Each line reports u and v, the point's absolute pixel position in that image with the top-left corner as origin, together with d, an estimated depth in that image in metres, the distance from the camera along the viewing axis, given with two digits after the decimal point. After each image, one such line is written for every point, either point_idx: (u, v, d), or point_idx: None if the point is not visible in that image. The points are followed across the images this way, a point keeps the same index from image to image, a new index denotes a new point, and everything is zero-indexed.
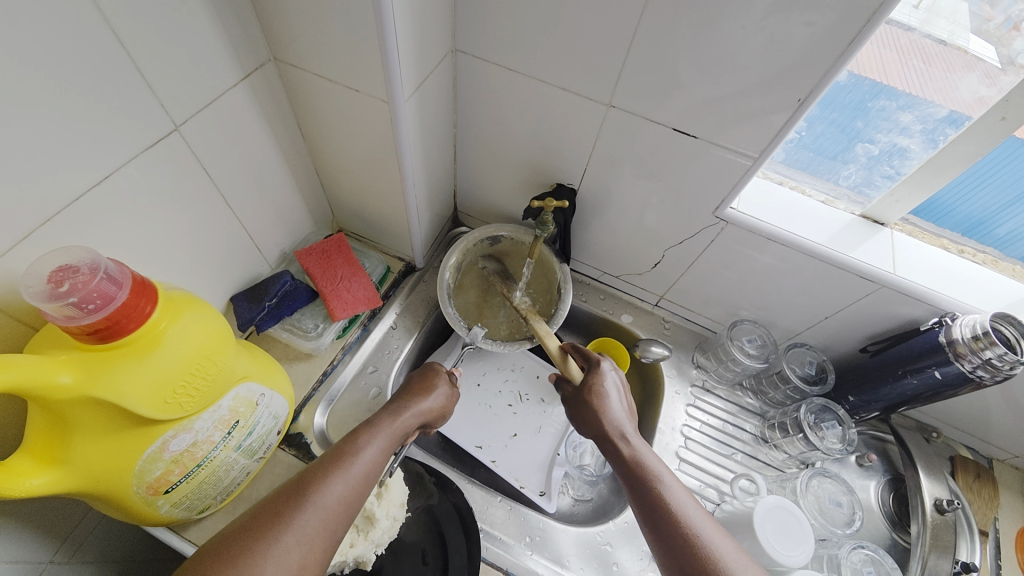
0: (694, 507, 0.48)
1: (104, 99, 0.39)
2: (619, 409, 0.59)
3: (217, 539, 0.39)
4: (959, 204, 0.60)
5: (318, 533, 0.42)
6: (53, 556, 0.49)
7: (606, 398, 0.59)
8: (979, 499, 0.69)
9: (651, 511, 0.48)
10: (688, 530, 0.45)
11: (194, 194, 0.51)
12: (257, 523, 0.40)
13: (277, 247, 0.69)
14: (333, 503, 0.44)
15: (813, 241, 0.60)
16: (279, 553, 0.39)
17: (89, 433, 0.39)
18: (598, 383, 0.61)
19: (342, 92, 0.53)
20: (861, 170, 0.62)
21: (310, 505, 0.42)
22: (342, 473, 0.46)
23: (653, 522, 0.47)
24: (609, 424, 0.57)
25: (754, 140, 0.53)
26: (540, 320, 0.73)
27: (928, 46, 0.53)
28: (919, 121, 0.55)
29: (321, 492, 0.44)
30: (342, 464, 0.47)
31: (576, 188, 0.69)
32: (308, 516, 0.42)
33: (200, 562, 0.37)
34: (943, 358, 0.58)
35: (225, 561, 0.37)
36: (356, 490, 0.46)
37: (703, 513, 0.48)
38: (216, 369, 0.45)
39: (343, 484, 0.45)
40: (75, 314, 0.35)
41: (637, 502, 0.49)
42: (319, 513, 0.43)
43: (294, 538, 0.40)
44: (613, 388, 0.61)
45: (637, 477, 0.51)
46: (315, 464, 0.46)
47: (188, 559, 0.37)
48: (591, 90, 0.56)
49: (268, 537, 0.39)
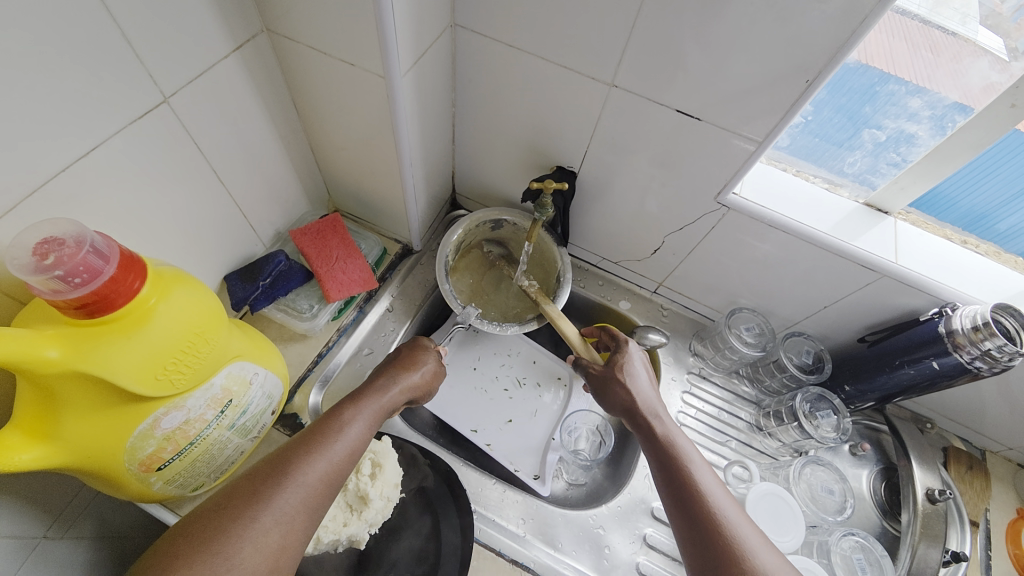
0: (720, 491, 0.48)
1: (90, 67, 0.38)
2: (648, 389, 0.59)
3: (191, 519, 0.39)
4: (962, 197, 0.59)
5: (297, 512, 0.42)
6: (47, 531, 0.49)
7: (635, 376, 0.59)
8: (970, 490, 0.69)
9: (677, 488, 0.48)
10: (711, 508, 0.46)
11: (185, 169, 0.50)
12: (231, 503, 0.40)
13: (272, 227, 0.68)
14: (314, 480, 0.44)
15: (815, 228, 0.59)
16: (256, 533, 0.39)
17: (80, 409, 0.38)
18: (626, 361, 0.60)
19: (337, 66, 0.52)
20: (866, 157, 0.60)
21: (289, 484, 0.42)
22: (323, 450, 0.46)
23: (678, 499, 0.48)
24: (640, 400, 0.57)
25: (759, 124, 0.52)
26: (551, 303, 0.72)
27: (934, 34, 0.52)
28: (927, 107, 0.54)
29: (301, 470, 0.44)
30: (323, 441, 0.47)
31: (576, 171, 0.68)
32: (286, 495, 0.42)
33: (172, 543, 0.37)
34: (942, 349, 0.57)
35: (199, 543, 0.37)
36: (340, 467, 0.46)
37: (725, 492, 0.48)
38: (208, 347, 0.45)
39: (326, 460, 0.45)
40: (61, 288, 0.35)
41: (664, 480, 0.50)
42: (299, 491, 0.43)
43: (271, 519, 0.40)
44: (641, 365, 0.60)
45: (667, 457, 0.51)
46: (296, 442, 0.46)
47: (162, 539, 0.38)
48: (593, 69, 0.54)
49: (244, 516, 0.40)
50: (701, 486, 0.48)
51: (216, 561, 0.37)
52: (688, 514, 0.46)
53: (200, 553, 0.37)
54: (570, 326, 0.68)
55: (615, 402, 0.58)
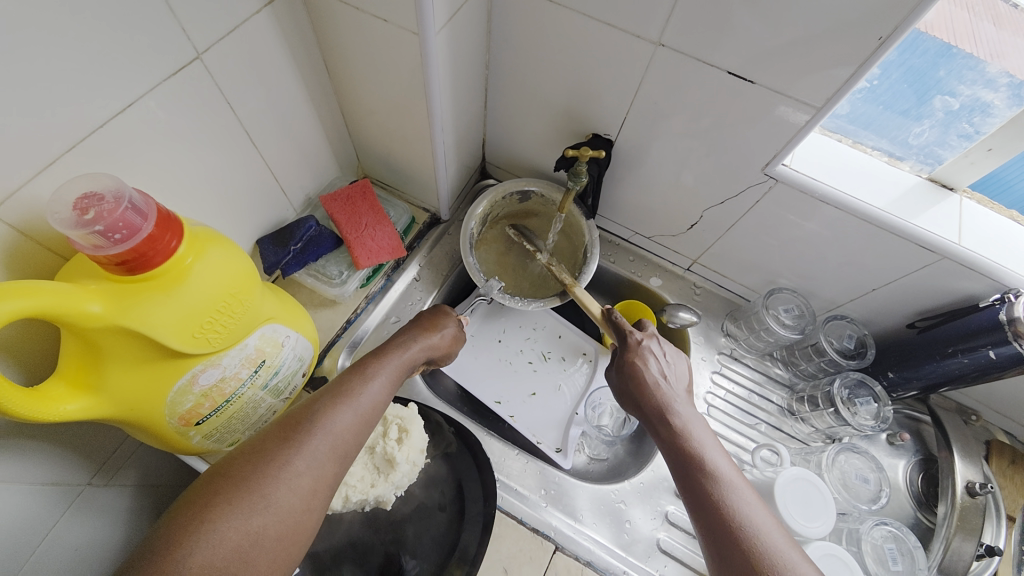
0: (744, 488, 0.46)
1: (123, 22, 0.37)
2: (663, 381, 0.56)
3: (228, 461, 0.40)
4: (1018, 180, 0.54)
5: (328, 458, 0.43)
6: (90, 479, 0.52)
7: (647, 375, 0.56)
8: (1010, 485, 0.66)
9: (694, 487, 0.46)
10: (730, 506, 0.44)
11: (218, 129, 0.50)
12: (265, 448, 0.41)
13: (303, 191, 0.68)
14: (342, 430, 0.45)
15: (870, 204, 0.55)
16: (289, 476, 0.40)
17: (122, 363, 0.39)
18: (635, 360, 0.58)
19: (369, 22, 0.50)
20: (935, 127, 0.55)
21: (318, 432, 0.43)
22: (350, 402, 0.46)
23: (694, 499, 0.46)
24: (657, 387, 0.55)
25: (819, 89, 0.47)
26: (581, 289, 0.68)
27: (1000, 7, 0.48)
28: (1006, 73, 0.48)
29: (329, 419, 0.44)
30: (349, 393, 0.47)
31: (613, 140, 0.65)
32: (316, 442, 0.42)
33: (212, 481, 0.39)
34: (1001, 338, 0.54)
35: (236, 483, 0.38)
36: (365, 418, 0.47)
37: (749, 490, 0.46)
38: (243, 308, 0.45)
39: (352, 412, 0.46)
40: (102, 243, 0.35)
41: (682, 482, 0.48)
42: (328, 438, 0.43)
43: (304, 463, 0.41)
44: (653, 362, 0.57)
45: (684, 459, 0.49)
46: (323, 392, 0.47)
47: (200, 479, 0.39)
48: (638, 27, 0.50)
49: (278, 460, 0.40)
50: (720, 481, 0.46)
51: (254, 499, 0.38)
52: (705, 514, 0.44)
53: (239, 491, 0.38)
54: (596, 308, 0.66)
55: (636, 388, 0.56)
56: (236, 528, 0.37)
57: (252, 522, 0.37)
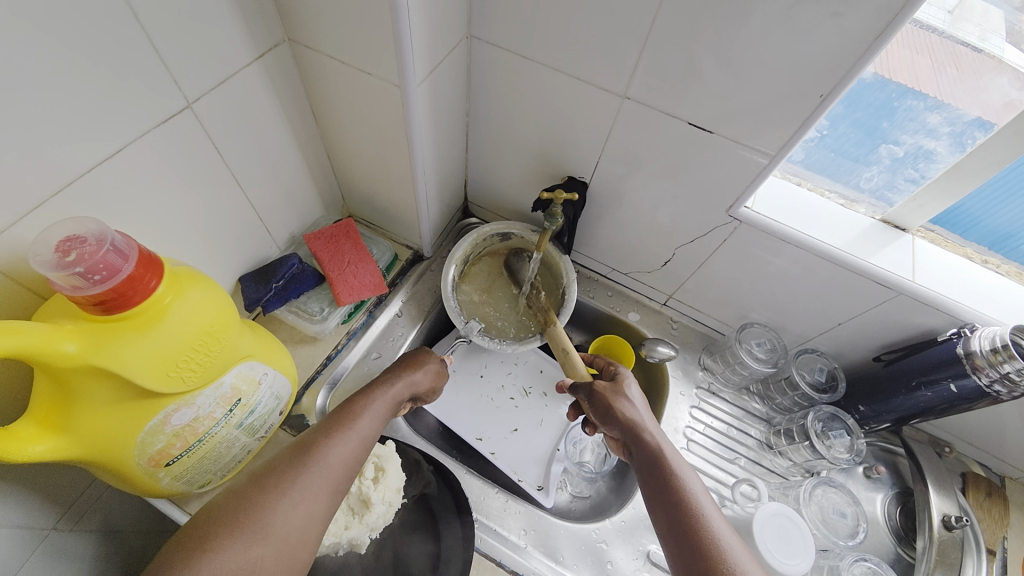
0: (717, 517, 0.46)
1: (118, 74, 0.39)
2: (643, 409, 0.57)
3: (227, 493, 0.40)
4: (984, 216, 0.58)
5: (322, 491, 0.43)
6: (56, 523, 0.51)
7: (629, 400, 0.57)
8: (989, 517, 0.67)
9: (677, 522, 0.46)
10: (711, 536, 0.44)
11: (205, 172, 0.52)
12: (262, 479, 0.41)
13: (287, 230, 0.69)
14: (336, 462, 0.45)
15: (830, 244, 0.58)
16: (285, 507, 0.40)
17: (93, 403, 0.39)
18: (620, 386, 0.59)
19: (354, 74, 0.53)
20: (884, 173, 0.59)
21: (312, 465, 0.43)
22: (343, 435, 0.47)
23: (672, 519, 0.46)
24: (639, 422, 0.55)
25: (772, 138, 0.51)
26: (559, 325, 0.71)
27: (961, 53, 0.52)
28: (947, 123, 0.53)
29: (323, 452, 0.45)
30: (341, 428, 0.47)
31: (587, 182, 0.68)
32: (313, 475, 0.43)
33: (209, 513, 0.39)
34: (960, 371, 0.56)
35: (235, 516, 0.38)
36: (357, 451, 0.47)
37: (724, 521, 0.46)
38: (219, 346, 0.45)
39: (345, 444, 0.46)
40: (80, 284, 0.36)
41: (660, 505, 0.48)
42: (322, 471, 0.43)
43: (299, 495, 0.41)
44: (636, 390, 0.59)
45: (664, 479, 0.49)
46: (318, 427, 0.47)
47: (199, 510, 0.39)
48: (606, 81, 0.55)
49: (274, 492, 0.41)
50: (703, 517, 0.45)
51: (254, 531, 0.38)
52: (690, 551, 0.44)
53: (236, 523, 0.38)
54: (576, 359, 0.67)
55: (615, 423, 0.56)
56: (234, 559, 0.36)
57: (250, 555, 0.37)
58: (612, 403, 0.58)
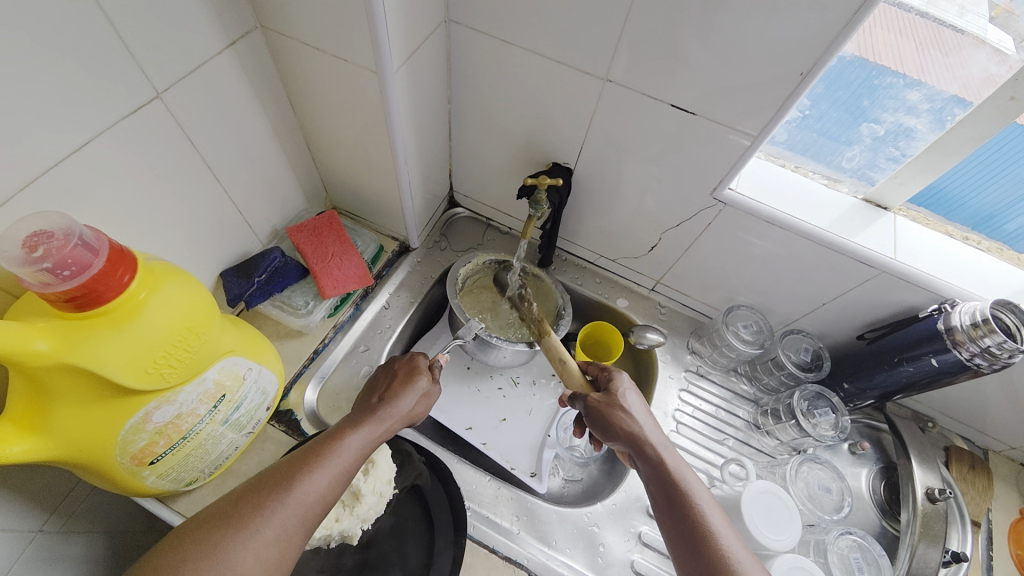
0: (728, 530, 0.46)
1: (80, 63, 0.38)
2: (646, 420, 0.56)
3: (196, 523, 0.39)
4: (969, 197, 0.59)
5: (297, 528, 0.42)
6: (42, 525, 0.50)
7: (630, 415, 0.56)
8: (973, 490, 0.68)
9: (687, 537, 0.46)
10: (722, 553, 0.44)
11: (179, 165, 0.50)
12: (238, 511, 0.40)
13: (268, 223, 0.68)
14: (314, 497, 0.43)
15: (813, 225, 0.59)
16: (257, 545, 0.39)
17: (70, 402, 0.38)
18: (620, 400, 0.58)
19: (329, 61, 0.52)
20: (865, 151, 0.60)
21: (288, 501, 0.42)
22: (325, 466, 0.45)
23: (681, 532, 0.46)
24: (640, 434, 0.54)
25: (754, 119, 0.51)
26: (554, 336, 0.69)
27: (945, 36, 0.52)
28: (926, 100, 0.53)
29: (303, 485, 0.43)
30: (324, 457, 0.46)
31: (572, 168, 0.68)
32: (288, 509, 0.41)
33: (179, 543, 0.38)
34: (941, 346, 0.57)
35: (205, 551, 0.37)
36: (338, 480, 0.46)
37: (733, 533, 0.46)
38: (200, 342, 0.45)
39: (326, 476, 0.45)
40: (50, 280, 0.35)
41: (670, 523, 0.48)
42: (299, 508, 0.42)
43: (273, 532, 0.40)
44: (634, 401, 0.58)
45: (674, 497, 0.48)
46: (300, 454, 0.45)
47: (167, 537, 0.38)
48: (587, 64, 0.54)
49: (247, 528, 0.39)
50: (711, 532, 0.45)
51: (220, 568, 0.37)
52: (697, 567, 0.44)
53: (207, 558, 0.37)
54: (573, 368, 0.65)
55: (617, 437, 0.55)
56: None
57: None
58: (613, 418, 0.56)
